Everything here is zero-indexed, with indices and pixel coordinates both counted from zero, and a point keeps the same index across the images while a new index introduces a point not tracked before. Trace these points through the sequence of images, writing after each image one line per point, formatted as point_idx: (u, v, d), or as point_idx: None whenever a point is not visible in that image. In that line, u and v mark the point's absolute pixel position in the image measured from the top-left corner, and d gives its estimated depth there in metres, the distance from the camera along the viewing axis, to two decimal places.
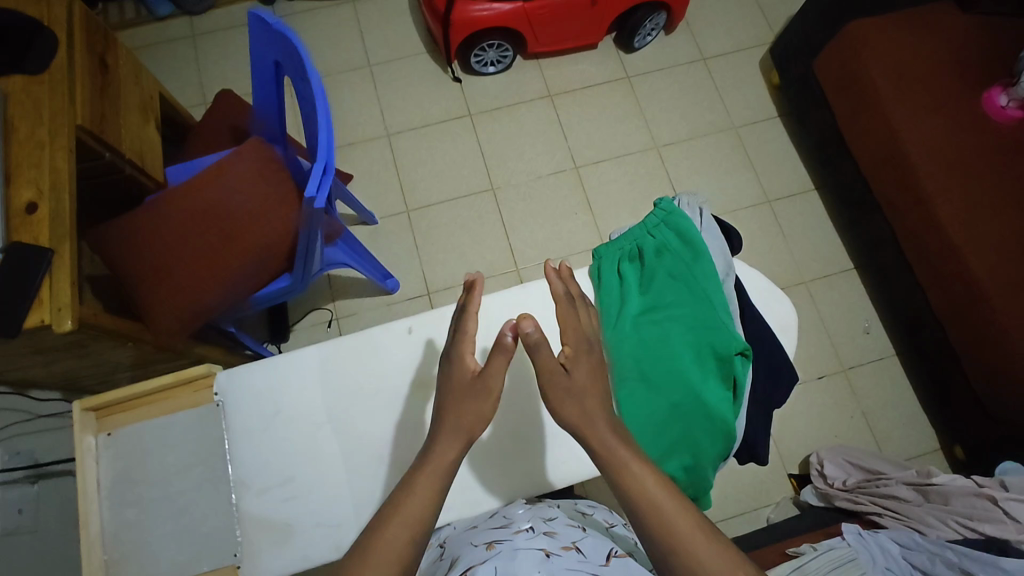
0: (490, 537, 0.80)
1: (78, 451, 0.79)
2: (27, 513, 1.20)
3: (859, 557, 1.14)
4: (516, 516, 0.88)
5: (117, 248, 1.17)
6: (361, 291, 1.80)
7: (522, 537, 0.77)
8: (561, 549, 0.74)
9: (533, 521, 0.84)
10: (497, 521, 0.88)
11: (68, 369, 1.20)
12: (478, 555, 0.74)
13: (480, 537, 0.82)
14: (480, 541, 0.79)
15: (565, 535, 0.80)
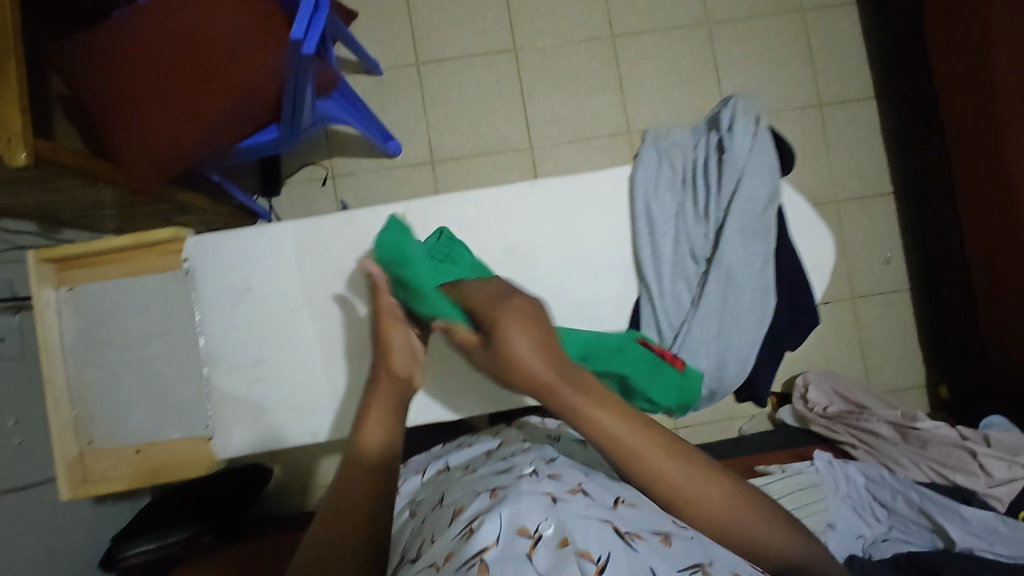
0: (492, 483, 0.72)
1: (36, 304, 0.75)
2: (10, 341, 1.19)
3: (823, 484, 1.22)
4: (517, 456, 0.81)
5: (85, 71, 1.03)
6: (360, 150, 1.66)
7: (525, 483, 0.67)
8: (567, 493, 0.65)
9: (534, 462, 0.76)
10: (497, 466, 0.81)
11: (38, 201, 1.12)
12: (481, 506, 0.66)
13: (481, 484, 0.74)
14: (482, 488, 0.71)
15: (569, 477, 0.70)
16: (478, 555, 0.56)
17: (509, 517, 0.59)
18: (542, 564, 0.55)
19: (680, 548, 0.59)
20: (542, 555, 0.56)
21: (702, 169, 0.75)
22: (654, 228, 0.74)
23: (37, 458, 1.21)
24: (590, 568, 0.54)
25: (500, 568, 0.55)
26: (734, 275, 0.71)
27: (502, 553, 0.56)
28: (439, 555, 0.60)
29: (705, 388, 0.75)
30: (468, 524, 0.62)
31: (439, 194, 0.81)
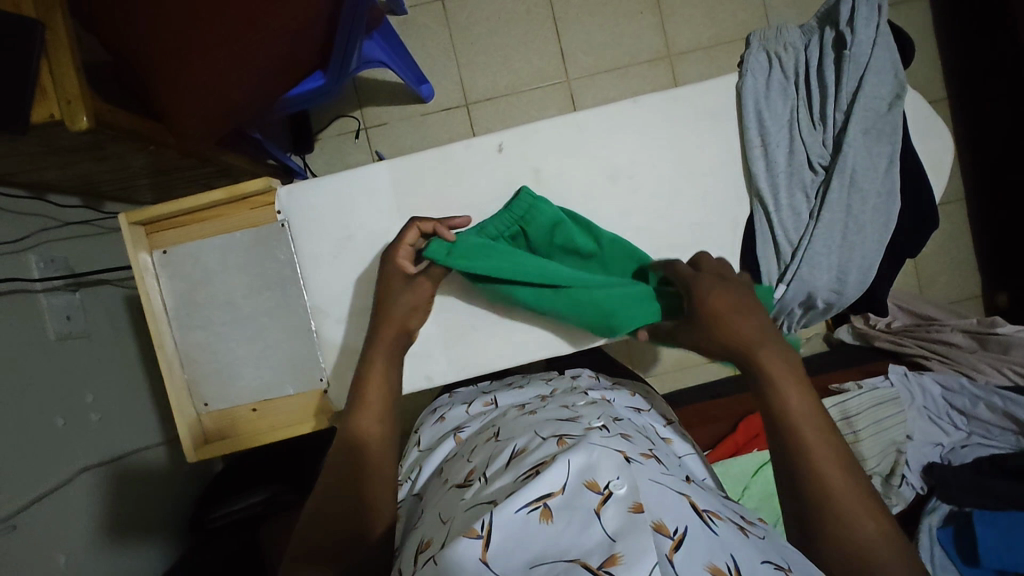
0: (554, 428, 0.62)
1: (136, 268, 0.75)
2: (76, 319, 1.17)
3: (900, 396, 1.22)
4: (578, 407, 0.71)
5: (108, 18, 0.88)
6: (390, 97, 1.59)
7: (595, 434, 0.59)
8: (641, 457, 0.57)
9: (602, 417, 0.67)
10: (559, 410, 0.70)
11: (88, 172, 1.08)
12: (545, 450, 0.56)
13: (542, 426, 0.64)
14: (544, 432, 0.62)
15: (640, 440, 0.63)
16: (542, 500, 0.49)
17: (581, 463, 0.51)
18: (611, 522, 0.46)
19: (760, 544, 0.50)
20: (612, 513, 0.47)
21: (815, 70, 0.74)
22: (767, 139, 0.75)
23: (118, 432, 1.22)
24: (665, 543, 0.45)
25: (564, 519, 0.47)
26: (858, 179, 0.71)
27: (567, 502, 0.48)
28: (497, 495, 0.53)
29: (824, 303, 0.75)
30: (534, 467, 0.54)
31: (537, 122, 0.78)
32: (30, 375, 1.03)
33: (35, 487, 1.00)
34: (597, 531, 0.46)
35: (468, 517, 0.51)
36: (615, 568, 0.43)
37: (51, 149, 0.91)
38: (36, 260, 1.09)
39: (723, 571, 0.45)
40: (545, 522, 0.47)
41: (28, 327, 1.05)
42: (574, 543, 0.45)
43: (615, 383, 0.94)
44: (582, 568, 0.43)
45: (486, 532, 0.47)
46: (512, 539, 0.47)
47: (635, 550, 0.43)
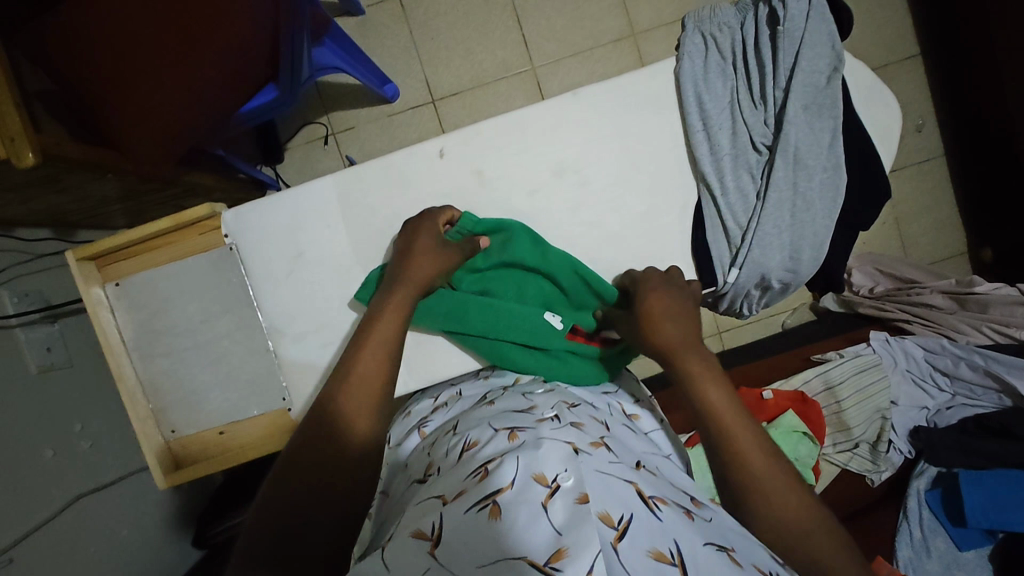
0: (508, 420, 0.62)
1: (90, 303, 0.76)
2: (56, 350, 1.18)
3: (882, 362, 1.22)
4: (534, 393, 0.71)
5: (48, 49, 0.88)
6: (355, 100, 1.58)
7: (546, 426, 0.59)
8: (591, 446, 0.57)
9: (557, 405, 0.66)
10: (514, 399, 0.70)
11: (52, 204, 1.08)
12: (497, 444, 0.56)
13: (495, 417, 0.64)
14: (497, 424, 0.61)
15: (592, 428, 0.63)
16: (491, 497, 0.48)
17: (528, 459, 0.51)
18: (558, 516, 0.47)
19: (702, 526, 0.52)
20: (559, 506, 0.47)
21: (753, 49, 0.74)
22: (708, 122, 0.74)
23: (111, 457, 1.24)
24: (610, 532, 0.46)
25: (513, 513, 0.47)
26: (802, 156, 0.71)
27: (518, 496, 0.48)
28: (448, 490, 0.52)
29: (780, 282, 0.75)
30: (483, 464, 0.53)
31: (479, 123, 0.78)
32: (14, 409, 1.05)
33: (28, 519, 1.02)
34: (544, 526, 0.46)
35: (420, 510, 0.51)
36: (561, 562, 0.43)
37: (7, 186, 0.91)
38: (10, 295, 1.10)
39: (666, 557, 0.46)
40: (494, 518, 0.47)
41: (8, 363, 1.06)
42: (522, 538, 0.45)
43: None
44: (528, 564, 0.43)
45: (435, 534, 0.46)
46: (461, 539, 0.46)
47: (579, 541, 0.44)
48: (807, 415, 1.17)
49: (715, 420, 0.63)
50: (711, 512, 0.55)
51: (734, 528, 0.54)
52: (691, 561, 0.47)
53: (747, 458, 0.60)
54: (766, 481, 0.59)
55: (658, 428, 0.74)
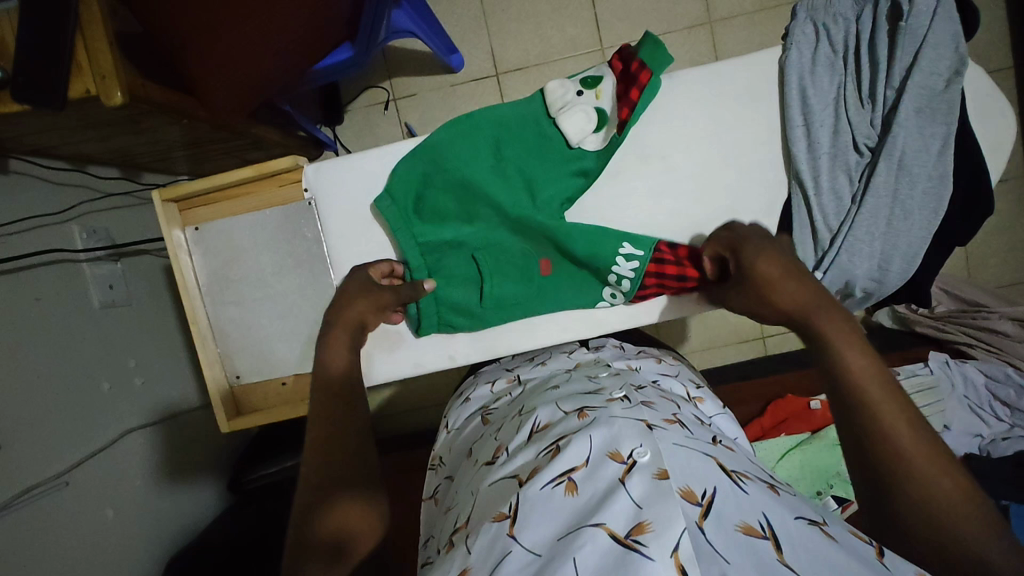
0: (577, 401, 0.64)
1: (170, 244, 0.77)
2: (118, 288, 1.21)
3: (940, 385, 1.18)
4: (603, 377, 0.72)
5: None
6: (420, 67, 1.57)
7: (617, 405, 0.59)
8: (665, 422, 0.57)
9: (624, 386, 0.67)
10: (582, 384, 0.70)
11: (124, 144, 1.10)
12: (567, 424, 0.59)
13: (565, 398, 0.66)
14: (567, 405, 0.63)
15: (663, 406, 0.63)
16: (566, 475, 0.51)
17: (602, 439, 0.53)
18: (636, 489, 0.47)
19: (791, 502, 0.49)
20: (637, 481, 0.48)
21: (866, 43, 0.70)
22: (810, 118, 0.71)
23: (160, 396, 1.28)
24: (694, 511, 0.44)
25: (589, 488, 0.49)
26: (907, 162, 0.67)
27: (590, 474, 0.50)
28: (524, 472, 0.55)
29: (862, 292, 0.72)
30: (556, 443, 0.56)
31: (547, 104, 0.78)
32: (75, 342, 1.08)
33: (82, 448, 1.05)
34: (623, 499, 0.46)
35: (497, 494, 0.55)
36: (643, 536, 0.43)
37: (89, 123, 0.92)
38: (79, 231, 1.13)
39: (755, 532, 0.44)
40: (571, 494, 0.49)
41: (73, 295, 1.09)
42: (600, 507, 0.46)
43: (639, 352, 0.93)
44: (607, 534, 0.44)
45: (511, 512, 0.50)
46: (538, 512, 0.49)
47: (662, 517, 0.44)
48: None
49: (851, 410, 0.58)
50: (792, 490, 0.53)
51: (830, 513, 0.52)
52: (785, 535, 0.44)
53: (887, 433, 0.55)
54: (886, 472, 0.54)
55: (720, 413, 0.77)
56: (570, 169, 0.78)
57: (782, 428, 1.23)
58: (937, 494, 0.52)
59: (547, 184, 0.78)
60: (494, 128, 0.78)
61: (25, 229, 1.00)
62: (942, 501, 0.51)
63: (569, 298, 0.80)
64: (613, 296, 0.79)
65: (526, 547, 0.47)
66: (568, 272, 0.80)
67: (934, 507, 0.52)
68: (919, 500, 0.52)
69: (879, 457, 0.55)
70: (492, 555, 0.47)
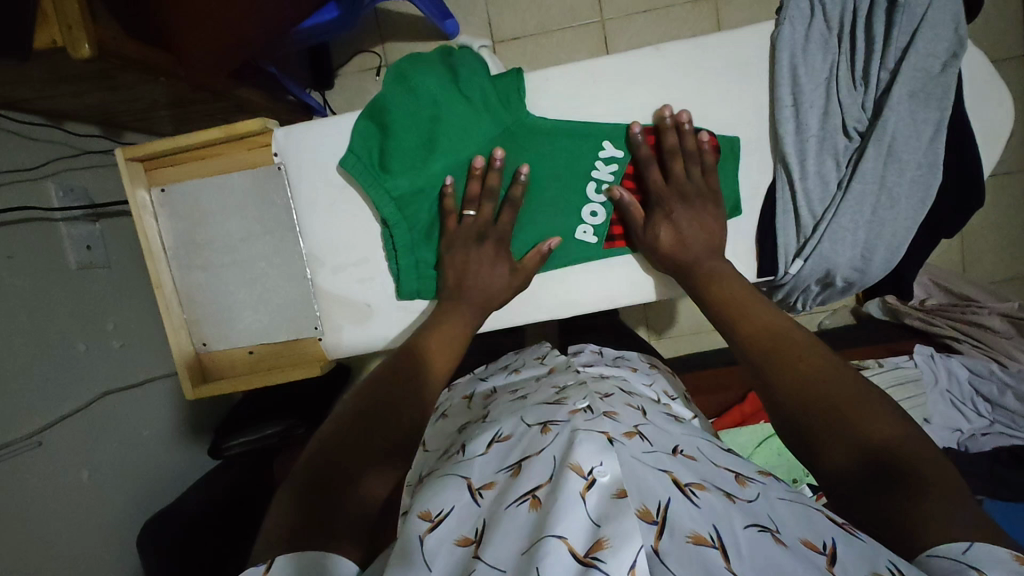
0: (540, 413, 0.60)
1: (134, 205, 0.75)
2: (96, 249, 1.19)
3: (922, 378, 1.17)
4: (568, 386, 0.70)
5: None
6: (413, 32, 1.52)
7: (580, 418, 0.56)
8: (625, 436, 0.54)
9: (588, 396, 0.65)
10: (548, 394, 0.68)
11: (102, 101, 1.07)
12: (529, 440, 0.55)
13: (528, 409, 0.63)
14: (530, 417, 0.60)
15: (627, 418, 0.61)
16: (531, 491, 0.48)
17: (563, 453, 0.50)
18: (594, 509, 0.45)
19: (748, 510, 0.47)
20: (595, 499, 0.45)
21: (863, 21, 0.67)
22: (799, 98, 0.68)
23: (140, 360, 1.27)
24: (649, 531, 0.44)
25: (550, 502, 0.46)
26: (897, 147, 0.65)
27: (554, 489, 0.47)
28: (476, 476, 0.54)
29: (844, 281, 0.69)
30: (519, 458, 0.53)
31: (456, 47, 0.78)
32: (49, 303, 1.06)
33: (57, 407, 1.05)
34: (580, 515, 0.44)
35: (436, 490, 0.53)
36: (601, 553, 0.42)
37: (60, 77, 0.90)
38: (56, 189, 1.11)
39: (705, 540, 0.43)
40: (534, 510, 0.47)
41: (48, 254, 1.08)
42: (562, 516, 0.44)
43: (617, 358, 0.92)
44: (568, 550, 0.42)
45: (438, 518, 0.49)
46: (499, 530, 0.46)
47: (621, 531, 0.42)
48: None
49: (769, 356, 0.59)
50: (756, 490, 0.51)
51: (796, 503, 0.50)
52: (735, 545, 0.43)
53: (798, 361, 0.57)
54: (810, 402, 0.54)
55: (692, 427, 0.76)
56: (556, 137, 0.75)
57: (762, 416, 1.22)
58: (802, 377, 0.56)
59: (525, 146, 0.75)
60: (448, 84, 0.74)
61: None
62: (801, 381, 0.55)
63: (550, 227, 0.77)
64: (595, 214, 0.76)
65: (490, 563, 0.44)
66: (542, 202, 0.76)
67: (816, 394, 0.54)
68: (791, 387, 0.56)
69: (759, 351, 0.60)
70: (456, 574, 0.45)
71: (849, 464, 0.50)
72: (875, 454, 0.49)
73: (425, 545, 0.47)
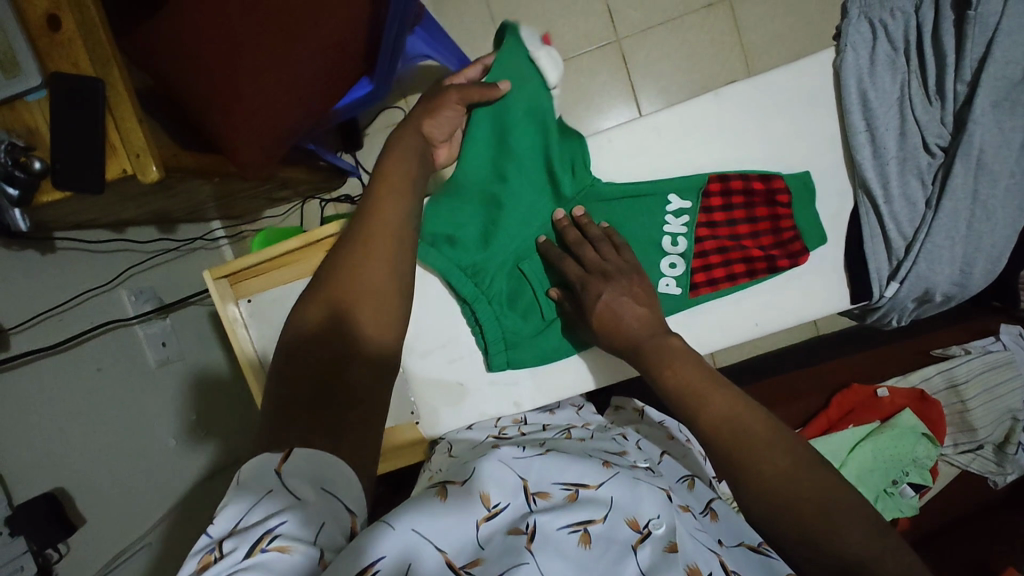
0: (602, 452, 0.66)
1: (227, 321, 0.80)
2: (170, 344, 1.23)
3: (1016, 360, 1.12)
4: (627, 441, 0.74)
5: (162, 66, 0.87)
6: (435, 82, 1.54)
7: (644, 472, 0.63)
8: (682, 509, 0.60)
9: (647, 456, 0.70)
10: (607, 441, 0.72)
11: (159, 206, 1.11)
12: None
13: (590, 447, 0.69)
14: (595, 452, 0.67)
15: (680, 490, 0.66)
16: (583, 524, 0.51)
17: (622, 499, 0.56)
18: (644, 563, 0.50)
19: None
20: (646, 552, 0.51)
21: (928, 37, 0.68)
22: (873, 123, 0.69)
23: (224, 445, 1.30)
24: None
25: (602, 548, 0.50)
26: (986, 160, 0.67)
27: (606, 533, 0.52)
28: (533, 481, 0.55)
29: (943, 296, 0.72)
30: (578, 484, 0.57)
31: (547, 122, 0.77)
32: (140, 404, 1.10)
33: (159, 506, 1.09)
34: (630, 567, 0.50)
35: (495, 477, 0.54)
36: None
37: (127, 197, 0.93)
38: (128, 295, 1.15)
39: None
40: (583, 546, 0.50)
41: (131, 358, 1.12)
42: (611, 567, 0.49)
43: (659, 421, 0.88)
44: None
45: (496, 508, 0.51)
46: (552, 545, 0.49)
47: None
48: (929, 416, 1.14)
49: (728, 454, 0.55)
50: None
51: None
52: None
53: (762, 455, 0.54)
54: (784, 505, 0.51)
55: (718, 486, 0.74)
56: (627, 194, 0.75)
57: (851, 419, 1.17)
58: (775, 479, 0.52)
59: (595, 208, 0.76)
60: (517, 158, 0.73)
61: (79, 303, 1.03)
62: (775, 484, 0.52)
63: None
64: (674, 266, 0.74)
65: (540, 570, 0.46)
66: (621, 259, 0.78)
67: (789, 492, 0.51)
68: (766, 488, 0.52)
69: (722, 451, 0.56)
70: (506, 559, 0.46)
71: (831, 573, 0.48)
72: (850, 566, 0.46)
73: (480, 528, 0.49)
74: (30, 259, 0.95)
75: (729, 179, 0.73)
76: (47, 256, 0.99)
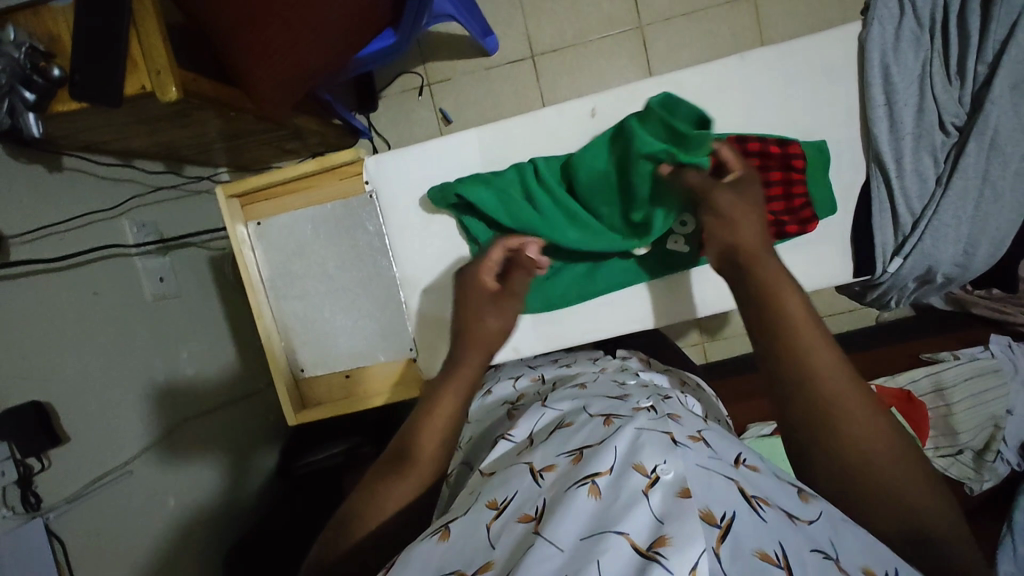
0: (605, 407, 0.62)
1: (236, 241, 0.84)
2: (168, 281, 1.22)
3: (1002, 368, 1.15)
4: (631, 387, 0.73)
5: None
6: (456, 50, 1.54)
7: (644, 416, 0.56)
8: (692, 439, 0.53)
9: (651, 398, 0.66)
10: (610, 390, 0.71)
11: (170, 139, 1.11)
12: (591, 430, 0.57)
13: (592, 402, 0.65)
14: (593, 408, 0.63)
15: (689, 420, 0.60)
16: (590, 477, 0.49)
17: (626, 445, 0.50)
18: (658, 505, 0.45)
19: (809, 533, 0.47)
20: (658, 496, 0.46)
21: (952, 16, 0.72)
22: (893, 96, 0.72)
23: (212, 387, 1.30)
24: (713, 534, 0.43)
25: (613, 496, 0.47)
26: (1000, 141, 0.71)
27: (616, 483, 0.48)
28: (539, 461, 0.55)
29: (945, 276, 0.77)
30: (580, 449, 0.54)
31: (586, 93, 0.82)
32: (133, 335, 1.10)
33: (143, 437, 1.08)
34: (644, 511, 0.45)
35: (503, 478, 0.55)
36: (664, 549, 0.42)
37: (141, 119, 0.93)
38: (130, 225, 1.14)
39: (771, 559, 0.43)
40: (593, 498, 0.47)
41: (126, 288, 1.11)
42: (624, 512, 0.45)
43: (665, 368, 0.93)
44: (630, 544, 0.43)
45: (503, 505, 0.51)
46: (562, 511, 0.47)
47: (684, 533, 0.42)
48: (912, 416, 1.13)
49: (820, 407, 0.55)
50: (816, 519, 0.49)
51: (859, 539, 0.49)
52: (798, 563, 0.43)
53: (854, 424, 0.54)
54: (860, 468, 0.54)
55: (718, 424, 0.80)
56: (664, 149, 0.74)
57: None
58: (863, 451, 0.54)
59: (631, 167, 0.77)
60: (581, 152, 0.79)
61: (81, 225, 1.02)
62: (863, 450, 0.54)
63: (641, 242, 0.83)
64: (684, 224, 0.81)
65: (551, 541, 0.45)
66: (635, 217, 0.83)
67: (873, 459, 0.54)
68: (851, 453, 0.54)
69: (808, 411, 0.56)
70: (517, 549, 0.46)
71: (894, 533, 0.52)
72: (914, 527, 0.52)
73: (490, 529, 0.50)
74: (35, 173, 0.94)
75: (748, 139, 0.74)
76: (54, 173, 0.98)
